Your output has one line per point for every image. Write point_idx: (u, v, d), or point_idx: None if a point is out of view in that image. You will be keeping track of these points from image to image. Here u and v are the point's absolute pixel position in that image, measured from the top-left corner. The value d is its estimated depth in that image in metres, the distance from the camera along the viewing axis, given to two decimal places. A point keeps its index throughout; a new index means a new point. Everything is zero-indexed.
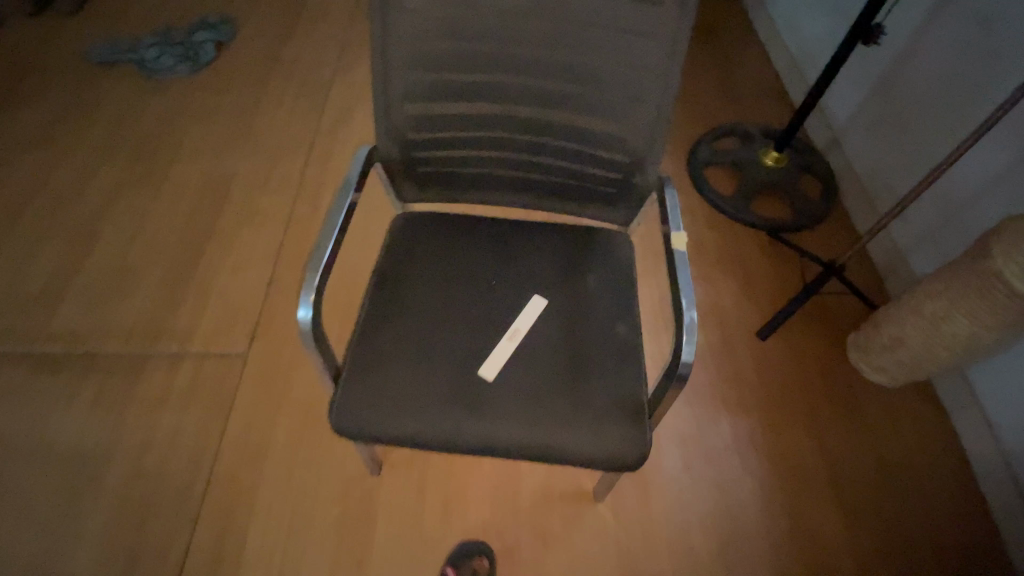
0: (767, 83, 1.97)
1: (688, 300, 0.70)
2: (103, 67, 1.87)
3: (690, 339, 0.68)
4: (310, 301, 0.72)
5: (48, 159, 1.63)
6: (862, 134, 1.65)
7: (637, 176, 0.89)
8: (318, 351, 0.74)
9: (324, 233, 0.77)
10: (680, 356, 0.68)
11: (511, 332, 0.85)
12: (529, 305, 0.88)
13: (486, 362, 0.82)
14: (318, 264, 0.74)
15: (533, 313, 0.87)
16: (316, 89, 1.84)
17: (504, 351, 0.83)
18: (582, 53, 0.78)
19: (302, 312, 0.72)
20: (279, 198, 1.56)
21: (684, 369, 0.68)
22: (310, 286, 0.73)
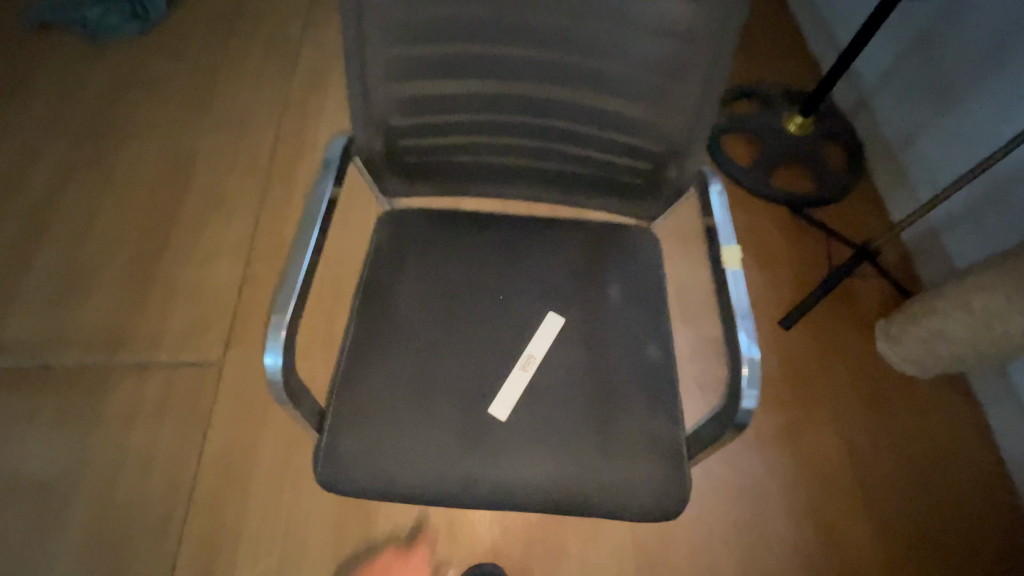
0: (788, 39, 1.79)
1: (748, 335, 0.58)
2: (38, 28, 1.63)
3: (751, 381, 0.56)
4: (279, 345, 0.59)
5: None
6: (898, 98, 1.50)
7: (671, 168, 0.75)
8: (292, 404, 0.61)
9: (295, 253, 0.63)
10: (739, 402, 0.57)
11: (526, 360, 0.73)
12: (544, 325, 0.76)
13: (499, 397, 0.71)
14: (289, 295, 0.60)
15: (549, 337, 0.75)
16: (285, 50, 1.62)
17: (517, 382, 0.72)
18: (609, 18, 0.63)
19: (268, 360, 0.58)
20: (249, 180, 1.39)
21: (742, 418, 0.57)
22: (278, 325, 0.59)
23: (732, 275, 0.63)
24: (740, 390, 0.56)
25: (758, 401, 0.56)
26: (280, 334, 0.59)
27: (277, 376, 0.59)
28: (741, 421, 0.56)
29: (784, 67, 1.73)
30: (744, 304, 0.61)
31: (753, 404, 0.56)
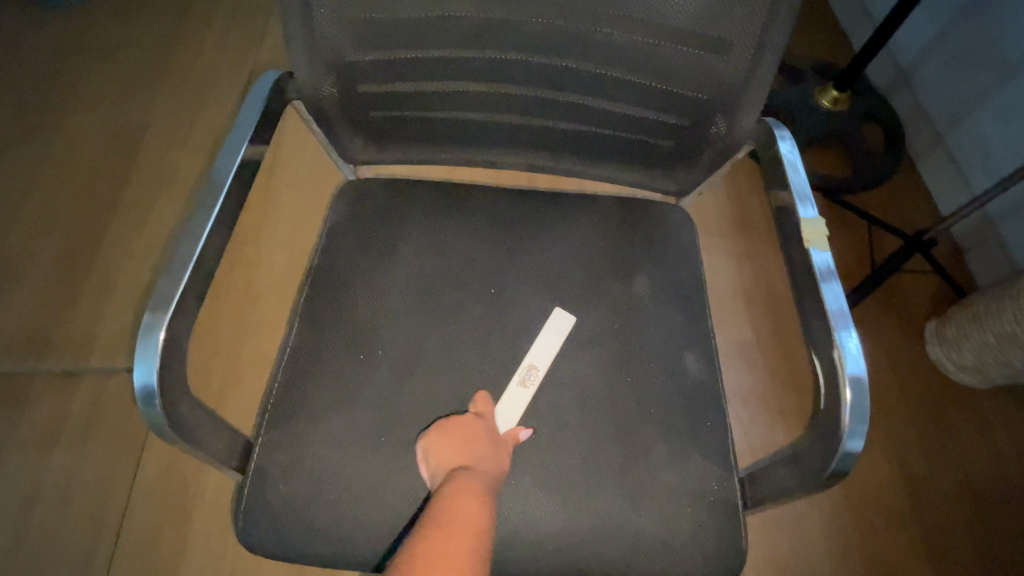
0: (814, 9, 1.62)
1: (855, 353, 0.46)
2: None
3: (859, 416, 0.44)
4: (152, 354, 0.43)
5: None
6: (944, 69, 1.32)
7: (713, 124, 0.58)
8: (181, 439, 0.45)
9: (189, 230, 0.47)
10: (841, 442, 0.45)
11: (531, 375, 0.58)
12: (552, 322, 0.60)
13: (501, 418, 0.55)
14: (173, 285, 0.45)
15: (555, 344, 0.59)
16: (254, 15, 1.44)
17: (517, 401, 0.56)
18: None
19: (135, 378, 0.43)
20: (206, 159, 1.22)
21: (841, 464, 0.45)
22: (152, 325, 0.44)
23: (819, 264, 0.51)
24: (844, 427, 0.44)
25: (867, 440, 0.44)
26: (154, 338, 0.43)
27: (149, 398, 0.43)
28: (842, 468, 0.44)
29: (809, 39, 1.56)
30: (841, 304, 0.49)
31: (861, 445, 0.44)
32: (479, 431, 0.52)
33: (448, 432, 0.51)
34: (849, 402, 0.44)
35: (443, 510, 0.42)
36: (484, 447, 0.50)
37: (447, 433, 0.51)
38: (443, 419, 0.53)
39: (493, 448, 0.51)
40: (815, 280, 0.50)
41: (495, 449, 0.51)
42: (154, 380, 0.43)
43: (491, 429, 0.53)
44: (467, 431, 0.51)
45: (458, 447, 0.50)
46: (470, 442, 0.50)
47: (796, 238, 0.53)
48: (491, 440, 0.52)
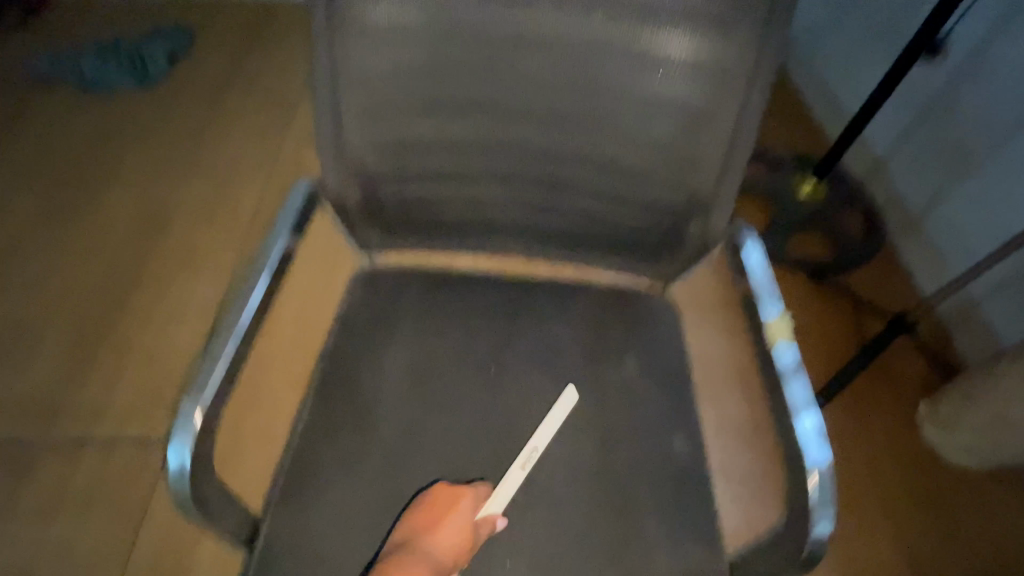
0: (789, 105, 1.78)
1: (819, 440, 0.50)
2: (35, 85, 1.63)
3: (825, 501, 0.48)
4: (185, 439, 0.47)
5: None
6: (912, 162, 1.43)
7: (693, 224, 0.65)
8: (197, 515, 0.48)
9: (222, 316, 0.53)
10: (812, 525, 0.48)
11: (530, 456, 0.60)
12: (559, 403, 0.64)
13: (490, 504, 0.57)
14: (206, 370, 0.50)
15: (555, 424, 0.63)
16: (281, 103, 1.60)
17: (512, 484, 0.59)
18: (604, 50, 0.56)
19: (171, 462, 0.47)
20: (227, 235, 1.31)
21: (814, 548, 0.48)
22: (189, 412, 0.48)
23: (782, 354, 0.55)
24: (813, 511, 0.48)
25: (834, 524, 0.47)
26: (190, 424, 0.48)
27: (181, 479, 0.47)
28: (814, 553, 0.47)
29: (786, 132, 1.70)
30: (808, 396, 0.53)
31: (830, 529, 0.47)
32: (454, 507, 0.55)
33: (422, 511, 0.55)
34: (815, 487, 0.47)
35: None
36: (447, 533, 0.53)
37: (428, 502, 0.55)
38: (440, 483, 0.57)
39: (458, 533, 0.54)
40: (784, 370, 0.54)
41: (459, 535, 0.53)
42: (187, 463, 0.47)
43: (467, 507, 0.55)
44: (436, 512, 0.54)
45: (428, 520, 0.54)
46: (440, 516, 0.54)
47: (763, 329, 0.57)
48: (458, 522, 0.54)
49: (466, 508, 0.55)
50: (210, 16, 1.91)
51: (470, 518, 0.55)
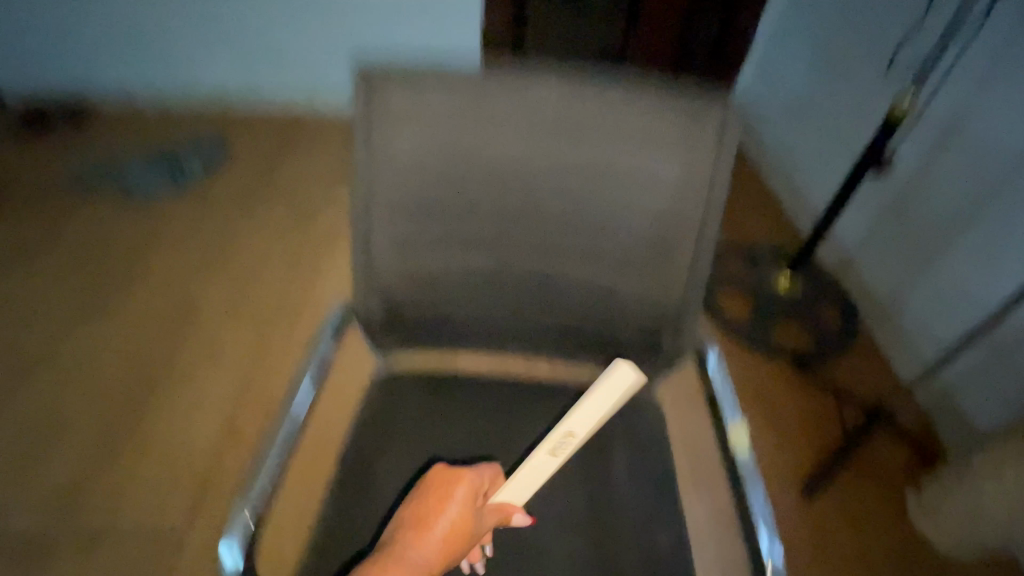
0: (764, 203, 1.96)
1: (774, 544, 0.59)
2: (86, 193, 1.86)
3: None
4: (234, 541, 0.56)
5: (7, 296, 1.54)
6: (878, 258, 1.56)
7: (668, 338, 0.76)
8: None
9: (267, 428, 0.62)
10: None
11: (565, 443, 0.60)
12: (616, 382, 0.57)
13: (503, 491, 0.63)
14: (254, 478, 0.59)
15: (596, 420, 0.59)
16: (307, 210, 1.80)
17: (543, 470, 0.63)
18: (587, 198, 0.69)
19: (226, 562, 0.55)
20: (247, 334, 1.46)
21: None
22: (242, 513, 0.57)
23: (745, 462, 0.65)
24: None
25: None
26: (238, 529, 0.56)
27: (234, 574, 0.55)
28: None
29: (764, 227, 1.86)
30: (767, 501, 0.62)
31: None
32: (451, 493, 0.61)
33: (425, 492, 0.63)
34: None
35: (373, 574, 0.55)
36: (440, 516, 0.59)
37: (431, 489, 0.62)
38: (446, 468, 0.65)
39: (454, 514, 0.60)
40: (746, 478, 0.64)
41: (453, 516, 0.60)
42: (240, 563, 0.55)
43: (464, 491, 0.62)
44: (435, 495, 0.62)
45: (431, 504, 0.61)
46: (439, 500, 0.61)
47: (726, 439, 0.68)
48: (451, 507, 0.60)
49: (462, 491, 0.62)
50: (243, 130, 2.17)
51: (466, 500, 0.61)
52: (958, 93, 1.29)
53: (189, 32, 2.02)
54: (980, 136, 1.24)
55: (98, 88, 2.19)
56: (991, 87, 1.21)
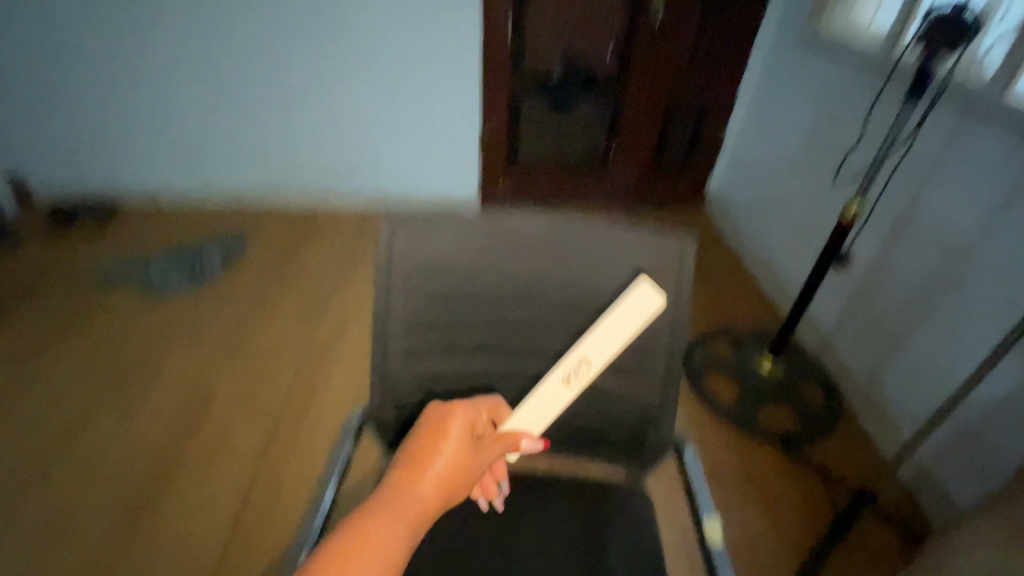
0: (744, 287, 2.11)
1: None
2: (110, 286, 1.99)
3: None
4: None
5: (28, 390, 1.62)
6: (851, 339, 1.67)
7: (650, 431, 0.84)
8: None
9: None
10: None
11: (581, 371, 0.66)
12: (634, 294, 0.67)
13: (514, 419, 0.65)
14: None
15: (610, 351, 0.65)
16: (318, 302, 1.94)
17: (557, 393, 0.66)
18: (572, 311, 0.80)
19: None
20: (257, 426, 1.55)
21: None
22: None
23: (720, 553, 0.74)
24: None
25: None
26: None
27: None
28: None
29: (745, 310, 2.00)
30: None
31: None
32: (447, 431, 0.58)
33: (419, 430, 0.59)
34: None
35: (373, 515, 0.51)
36: (439, 453, 0.56)
37: (423, 428, 0.58)
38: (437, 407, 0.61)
39: (452, 452, 0.57)
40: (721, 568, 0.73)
41: (452, 454, 0.57)
42: None
43: (459, 429, 0.58)
44: (429, 434, 0.58)
45: (425, 445, 0.57)
46: (435, 439, 0.57)
47: (704, 531, 0.77)
48: (449, 444, 0.57)
49: (457, 429, 0.58)
50: (260, 225, 2.35)
51: (462, 436, 0.58)
52: (898, 197, 1.48)
53: (218, 142, 2.27)
54: (924, 233, 1.41)
55: (127, 190, 2.39)
56: (925, 194, 1.40)
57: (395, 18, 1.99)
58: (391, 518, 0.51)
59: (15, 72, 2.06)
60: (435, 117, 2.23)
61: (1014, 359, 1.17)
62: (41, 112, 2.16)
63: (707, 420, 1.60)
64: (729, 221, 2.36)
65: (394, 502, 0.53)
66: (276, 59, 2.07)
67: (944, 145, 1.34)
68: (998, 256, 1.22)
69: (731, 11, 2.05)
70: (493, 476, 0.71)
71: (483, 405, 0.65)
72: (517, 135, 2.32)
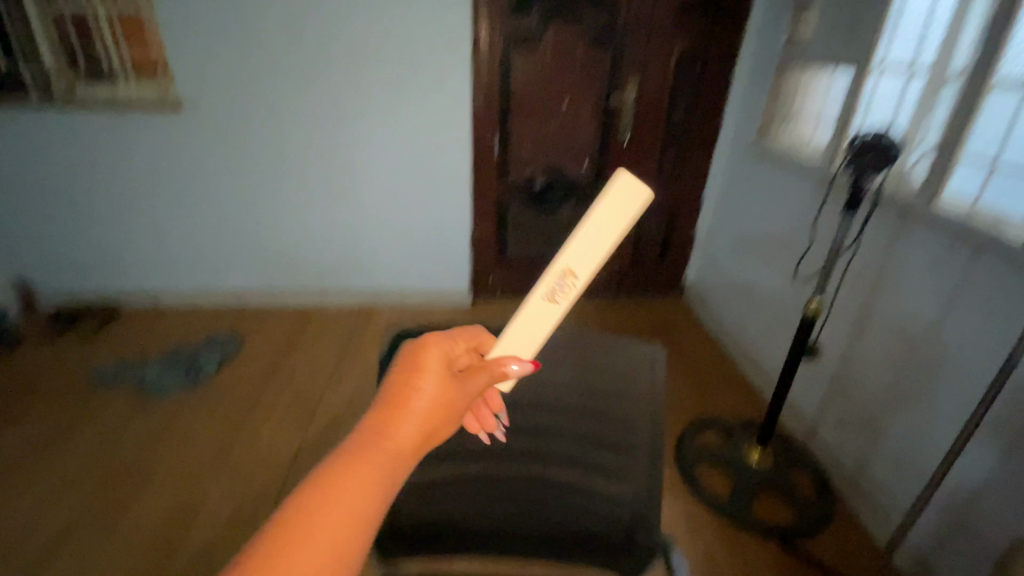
0: (728, 375, 2.17)
1: None
2: (104, 389, 2.00)
3: None
4: None
5: (7, 503, 1.57)
6: (834, 427, 1.72)
7: (641, 533, 0.77)
8: None
9: None
10: None
11: (572, 282, 0.54)
12: (621, 192, 0.52)
13: (500, 344, 0.55)
14: None
15: (602, 255, 0.54)
16: (311, 400, 1.96)
17: (547, 318, 0.55)
18: (557, 415, 0.83)
19: None
20: (242, 533, 1.49)
21: None
22: None
23: None
24: None
25: None
26: None
27: None
28: None
29: (732, 398, 2.05)
30: None
31: None
32: (423, 368, 0.46)
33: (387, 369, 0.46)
34: None
35: (337, 474, 0.38)
36: (417, 393, 0.44)
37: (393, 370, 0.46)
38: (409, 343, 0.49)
39: (431, 389, 0.45)
40: None
41: (432, 394, 0.45)
42: None
43: (437, 363, 0.47)
44: (401, 374, 0.45)
45: (396, 389, 0.44)
46: (408, 381, 0.45)
47: None
48: (427, 381, 0.45)
49: (434, 365, 0.46)
50: (257, 325, 2.41)
51: (441, 367, 0.47)
52: (857, 290, 1.61)
53: (224, 248, 2.42)
54: (883, 325, 1.52)
55: (130, 293, 2.49)
56: (879, 290, 1.53)
57: (393, 137, 2.22)
58: (361, 475, 0.38)
59: (39, 189, 2.23)
60: (428, 220, 2.41)
61: (981, 440, 1.23)
62: (58, 223, 2.31)
63: (702, 514, 1.60)
64: (710, 310, 2.48)
65: (364, 455, 0.40)
66: (282, 172, 2.27)
67: (887, 246, 1.50)
68: (948, 345, 1.32)
69: (689, 128, 2.32)
70: (489, 408, 0.61)
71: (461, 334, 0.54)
72: (504, 235, 2.50)
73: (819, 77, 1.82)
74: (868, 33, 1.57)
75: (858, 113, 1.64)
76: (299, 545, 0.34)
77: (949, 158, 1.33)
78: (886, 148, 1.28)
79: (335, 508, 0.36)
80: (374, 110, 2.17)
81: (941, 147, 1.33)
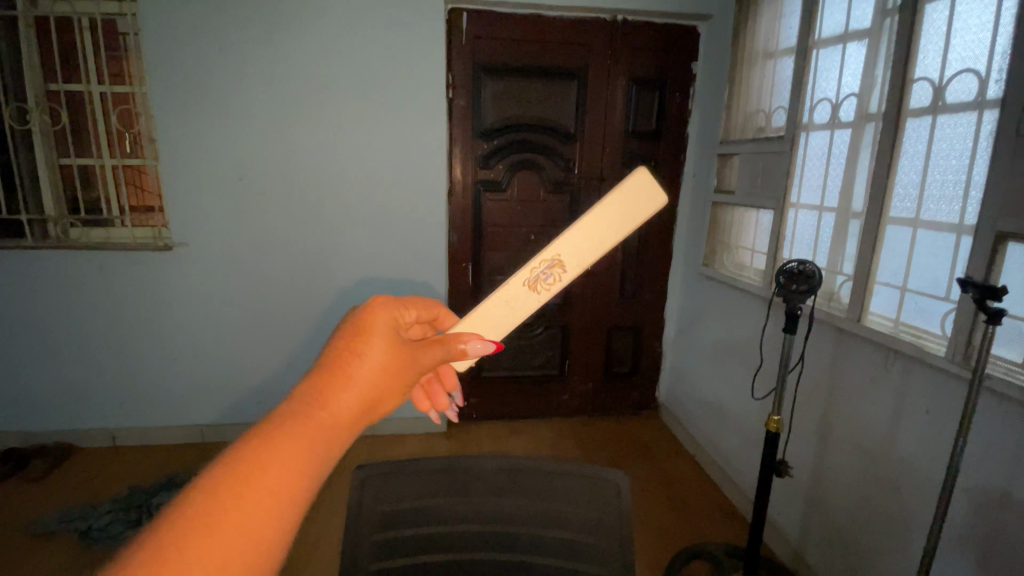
0: (710, 497, 2.14)
1: None
2: (43, 538, 1.84)
3: None
4: None
5: None
6: (818, 549, 1.68)
7: None
8: None
9: None
10: None
11: (552, 275, 0.75)
12: (645, 204, 0.71)
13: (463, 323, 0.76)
14: None
15: (583, 259, 0.74)
16: None
17: (529, 303, 0.76)
18: (534, 547, 0.82)
19: None
20: None
21: None
22: None
23: None
24: None
25: None
26: None
27: None
28: None
29: (716, 522, 1.99)
30: None
31: None
32: (372, 333, 0.54)
33: (336, 336, 0.54)
34: None
35: (283, 425, 0.44)
36: (362, 358, 0.52)
37: (343, 336, 0.54)
38: (358, 312, 0.58)
39: (379, 350, 0.53)
40: None
41: (376, 357, 0.53)
42: None
43: (384, 329, 0.56)
44: (352, 339, 0.53)
45: (346, 350, 0.52)
46: (359, 343, 0.53)
47: None
48: (372, 345, 0.53)
49: (381, 330, 0.55)
50: None
51: (385, 332, 0.55)
52: (814, 403, 1.70)
53: (197, 381, 2.40)
54: (842, 440, 1.58)
55: (90, 432, 2.39)
56: (834, 404, 1.61)
57: (372, 272, 2.38)
58: (306, 424, 0.45)
59: (17, 326, 2.25)
60: None
61: (952, 551, 1.23)
62: (28, 359, 2.29)
63: None
64: (685, 428, 2.50)
65: (314, 408, 0.47)
66: (264, 304, 2.36)
67: (832, 361, 1.62)
68: (903, 453, 1.38)
69: (644, 256, 2.56)
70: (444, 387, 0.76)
71: (407, 309, 0.64)
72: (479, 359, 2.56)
73: (748, 214, 2.09)
74: (781, 180, 1.85)
75: (786, 243, 1.86)
76: (248, 484, 0.40)
77: (864, 283, 1.51)
78: (809, 275, 1.46)
79: (287, 450, 0.42)
80: (356, 246, 2.35)
81: (858, 273, 1.52)
